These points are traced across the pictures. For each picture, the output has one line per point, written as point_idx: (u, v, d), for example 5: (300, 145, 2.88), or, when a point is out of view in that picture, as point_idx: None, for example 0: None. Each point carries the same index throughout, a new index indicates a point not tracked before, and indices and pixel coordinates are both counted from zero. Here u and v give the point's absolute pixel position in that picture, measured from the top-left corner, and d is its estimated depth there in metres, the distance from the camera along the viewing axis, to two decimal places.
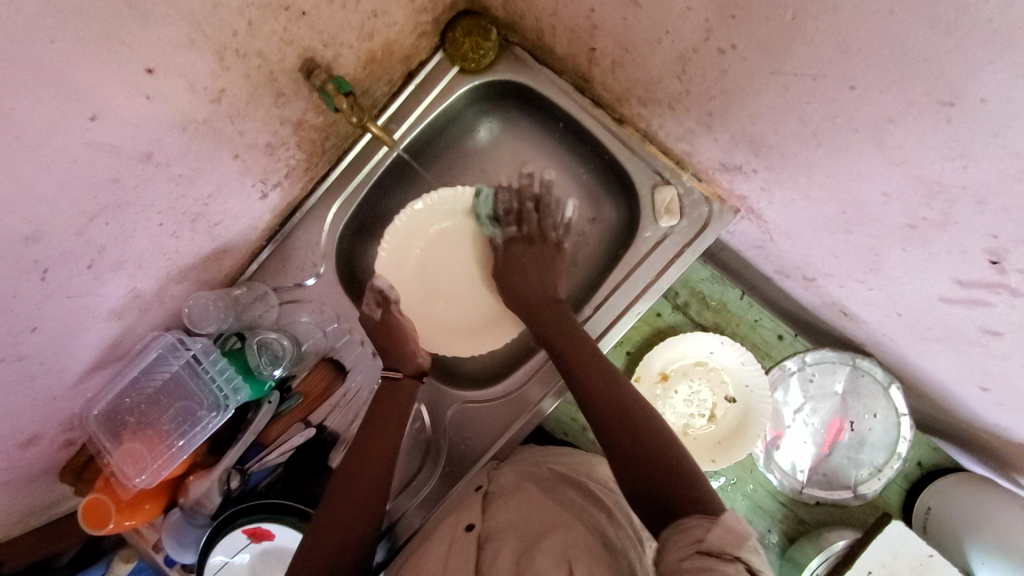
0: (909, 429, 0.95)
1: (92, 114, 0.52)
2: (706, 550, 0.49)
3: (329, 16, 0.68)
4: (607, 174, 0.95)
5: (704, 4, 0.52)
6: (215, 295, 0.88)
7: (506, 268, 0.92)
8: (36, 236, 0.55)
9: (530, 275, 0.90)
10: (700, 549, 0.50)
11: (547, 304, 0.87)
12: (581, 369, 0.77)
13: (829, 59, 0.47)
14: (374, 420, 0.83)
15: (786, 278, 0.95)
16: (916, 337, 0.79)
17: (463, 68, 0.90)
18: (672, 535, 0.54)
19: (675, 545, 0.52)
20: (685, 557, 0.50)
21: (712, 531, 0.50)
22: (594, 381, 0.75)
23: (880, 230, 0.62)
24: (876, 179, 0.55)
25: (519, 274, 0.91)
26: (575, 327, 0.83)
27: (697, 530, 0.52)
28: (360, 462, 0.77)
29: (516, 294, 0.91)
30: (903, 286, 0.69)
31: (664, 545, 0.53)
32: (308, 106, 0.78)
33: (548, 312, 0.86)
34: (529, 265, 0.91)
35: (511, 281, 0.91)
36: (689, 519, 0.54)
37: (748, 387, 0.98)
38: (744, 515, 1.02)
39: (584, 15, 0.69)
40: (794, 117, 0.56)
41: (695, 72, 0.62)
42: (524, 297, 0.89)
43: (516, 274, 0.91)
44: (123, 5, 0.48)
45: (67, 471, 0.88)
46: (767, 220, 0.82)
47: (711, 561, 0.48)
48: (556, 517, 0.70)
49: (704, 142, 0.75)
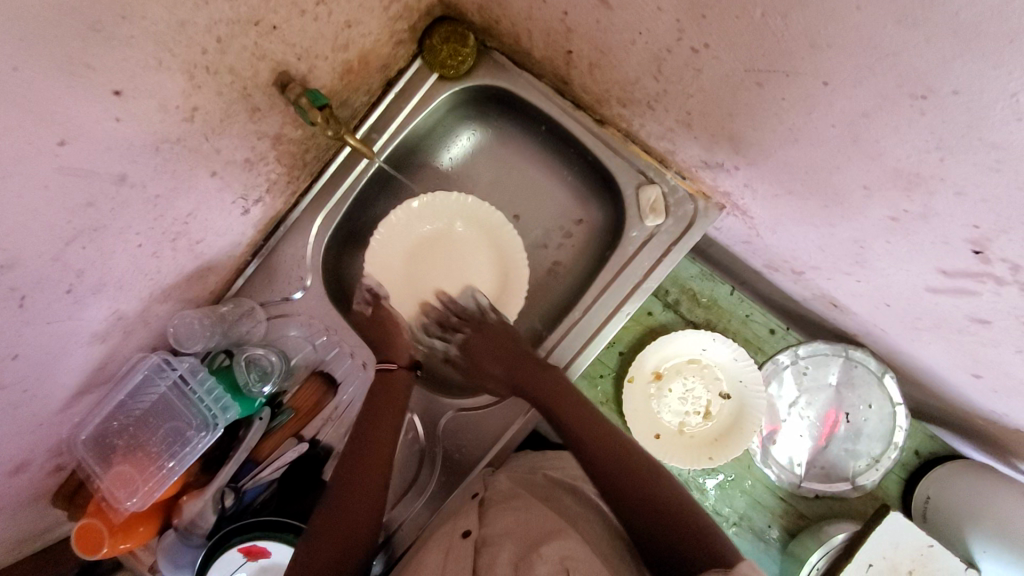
0: (904, 418, 0.96)
1: (60, 139, 0.51)
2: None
3: (301, 29, 0.67)
4: (591, 175, 0.94)
5: (675, 5, 0.52)
6: (200, 313, 0.87)
7: (473, 362, 0.90)
8: (10, 264, 0.54)
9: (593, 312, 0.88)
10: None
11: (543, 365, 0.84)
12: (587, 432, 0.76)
13: (801, 56, 0.46)
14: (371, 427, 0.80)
15: (775, 272, 0.95)
16: (907, 327, 0.79)
17: (442, 75, 0.90)
18: None
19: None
20: None
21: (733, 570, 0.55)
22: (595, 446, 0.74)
23: (864, 224, 0.62)
24: (857, 173, 0.54)
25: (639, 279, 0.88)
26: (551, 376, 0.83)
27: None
28: (362, 470, 0.75)
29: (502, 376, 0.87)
30: (890, 277, 0.69)
31: None
32: (285, 120, 0.77)
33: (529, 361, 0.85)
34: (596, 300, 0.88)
35: (489, 369, 0.88)
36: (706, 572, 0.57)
37: (740, 381, 0.98)
38: (743, 511, 1.02)
39: (558, 18, 0.68)
40: (772, 114, 0.56)
41: (670, 72, 0.61)
42: (496, 370, 0.88)
43: (487, 358, 0.88)
44: (87, 29, 0.47)
45: (59, 497, 0.87)
46: (753, 216, 0.82)
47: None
48: (552, 526, 0.68)
49: (684, 140, 0.74)
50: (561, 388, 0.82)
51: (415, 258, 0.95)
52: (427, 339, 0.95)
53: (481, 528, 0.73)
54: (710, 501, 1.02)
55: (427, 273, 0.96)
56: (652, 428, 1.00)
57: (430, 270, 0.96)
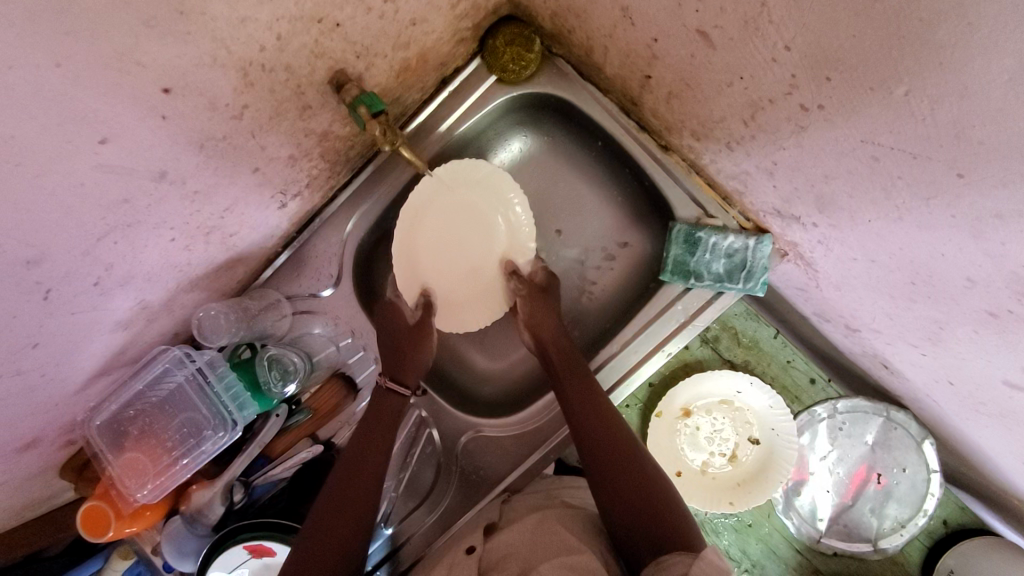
0: (938, 486, 0.91)
1: (101, 137, 0.47)
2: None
3: (365, 27, 0.62)
4: (645, 200, 0.88)
5: (793, 59, 0.48)
6: (225, 306, 0.83)
7: (533, 319, 0.83)
8: (38, 259, 0.51)
9: (534, 314, 0.84)
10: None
11: (566, 360, 0.81)
12: (609, 451, 0.72)
13: (940, 144, 0.43)
14: (370, 431, 0.77)
15: (825, 322, 0.89)
16: (964, 406, 0.74)
17: (500, 78, 0.84)
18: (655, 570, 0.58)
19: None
20: None
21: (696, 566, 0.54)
22: (622, 477, 0.69)
23: (951, 309, 0.57)
24: (962, 263, 0.50)
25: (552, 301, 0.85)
26: (583, 373, 0.80)
27: (679, 567, 0.56)
28: (353, 477, 0.72)
29: (549, 342, 0.83)
30: (964, 361, 0.63)
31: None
32: (335, 117, 0.73)
33: (566, 362, 0.81)
34: (535, 300, 0.84)
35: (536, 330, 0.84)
36: (671, 558, 0.58)
37: (773, 429, 0.94)
38: (756, 558, 0.98)
39: (645, 43, 0.64)
40: (876, 186, 0.51)
41: (766, 122, 0.58)
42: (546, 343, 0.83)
43: (541, 321, 0.83)
44: (141, 24, 0.43)
45: (67, 470, 0.83)
46: (817, 270, 0.75)
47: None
48: (557, 540, 0.66)
49: (761, 186, 0.70)
50: (578, 380, 0.80)
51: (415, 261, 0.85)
52: (458, 303, 0.87)
53: (485, 545, 0.74)
54: (724, 544, 0.99)
55: (438, 254, 0.85)
56: (674, 464, 0.97)
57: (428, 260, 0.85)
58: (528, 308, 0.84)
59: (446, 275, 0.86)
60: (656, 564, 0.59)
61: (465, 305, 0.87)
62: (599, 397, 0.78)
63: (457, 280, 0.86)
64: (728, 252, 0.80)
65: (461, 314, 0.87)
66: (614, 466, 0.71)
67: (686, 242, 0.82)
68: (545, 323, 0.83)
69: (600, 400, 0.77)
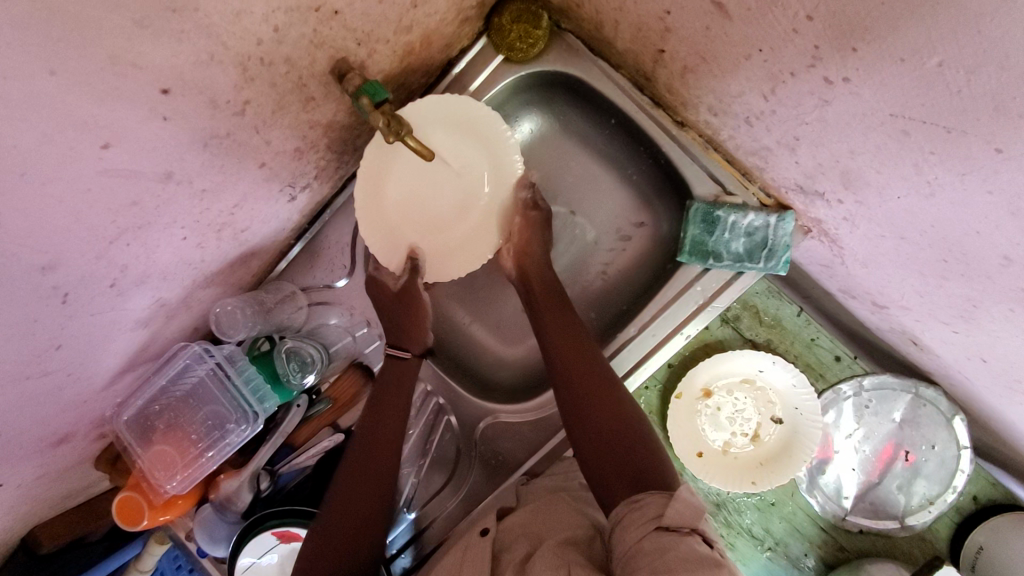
0: (969, 462, 0.89)
1: (104, 142, 0.47)
2: (665, 526, 0.52)
3: (364, 12, 0.60)
4: (660, 178, 0.86)
5: (816, 30, 0.45)
6: (242, 301, 0.84)
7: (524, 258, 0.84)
8: (53, 265, 0.51)
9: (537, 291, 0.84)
10: (659, 525, 0.53)
11: (550, 296, 0.82)
12: (583, 390, 0.72)
13: (976, 116, 0.40)
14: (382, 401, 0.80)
15: (851, 298, 0.86)
16: (998, 384, 0.70)
17: (508, 57, 0.81)
18: (630, 511, 0.57)
19: (634, 523, 0.55)
20: (645, 535, 0.53)
21: (671, 508, 0.53)
22: (603, 422, 0.69)
23: (986, 287, 0.54)
24: (998, 241, 0.47)
25: (535, 245, 0.84)
26: (571, 316, 0.80)
27: (653, 507, 0.56)
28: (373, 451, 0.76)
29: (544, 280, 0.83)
30: (1000, 339, 0.61)
31: (623, 523, 0.57)
32: (339, 107, 0.72)
33: (552, 306, 0.81)
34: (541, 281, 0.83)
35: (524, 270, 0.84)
36: (647, 496, 0.57)
37: (797, 409, 0.93)
38: (781, 537, 0.97)
39: (657, 16, 0.62)
40: (906, 162, 0.49)
41: (787, 96, 0.55)
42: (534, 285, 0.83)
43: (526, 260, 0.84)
44: (133, 24, 0.41)
45: (102, 461, 0.86)
46: (843, 247, 0.72)
47: (668, 537, 0.51)
48: (568, 518, 0.69)
49: (782, 161, 0.67)
50: (565, 322, 0.79)
51: (394, 225, 0.80)
52: (446, 248, 0.82)
53: (499, 526, 0.74)
54: (747, 523, 0.98)
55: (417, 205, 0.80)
56: (694, 445, 0.96)
57: (409, 219, 0.80)
58: (544, 272, 0.84)
59: (430, 223, 0.80)
60: (631, 502, 0.58)
61: (455, 249, 0.82)
62: (588, 349, 0.76)
63: (440, 225, 0.81)
64: (748, 230, 0.78)
65: (457, 258, 0.82)
66: (589, 402, 0.71)
67: (705, 221, 0.79)
68: (521, 266, 0.83)
69: (586, 343, 0.77)
